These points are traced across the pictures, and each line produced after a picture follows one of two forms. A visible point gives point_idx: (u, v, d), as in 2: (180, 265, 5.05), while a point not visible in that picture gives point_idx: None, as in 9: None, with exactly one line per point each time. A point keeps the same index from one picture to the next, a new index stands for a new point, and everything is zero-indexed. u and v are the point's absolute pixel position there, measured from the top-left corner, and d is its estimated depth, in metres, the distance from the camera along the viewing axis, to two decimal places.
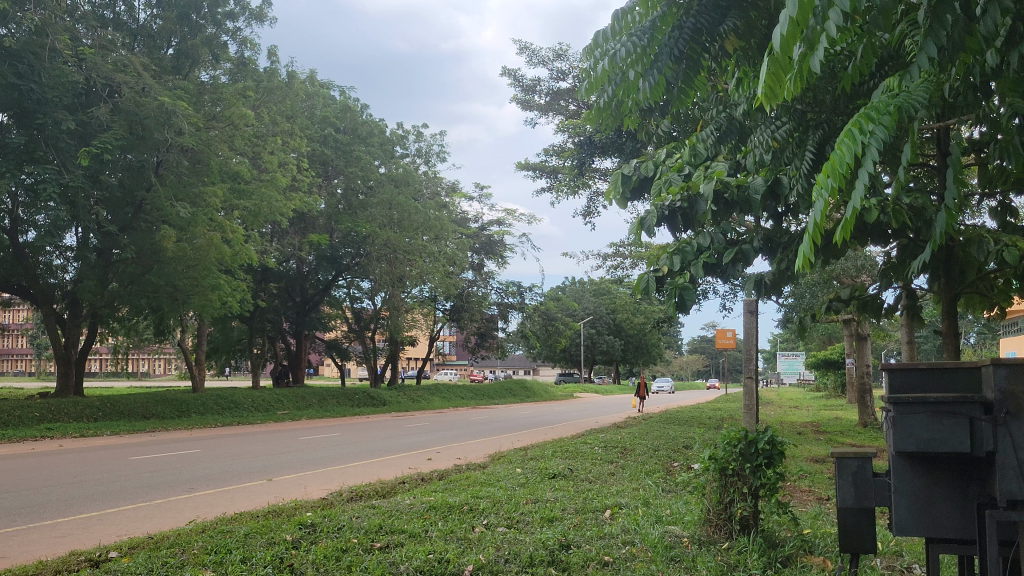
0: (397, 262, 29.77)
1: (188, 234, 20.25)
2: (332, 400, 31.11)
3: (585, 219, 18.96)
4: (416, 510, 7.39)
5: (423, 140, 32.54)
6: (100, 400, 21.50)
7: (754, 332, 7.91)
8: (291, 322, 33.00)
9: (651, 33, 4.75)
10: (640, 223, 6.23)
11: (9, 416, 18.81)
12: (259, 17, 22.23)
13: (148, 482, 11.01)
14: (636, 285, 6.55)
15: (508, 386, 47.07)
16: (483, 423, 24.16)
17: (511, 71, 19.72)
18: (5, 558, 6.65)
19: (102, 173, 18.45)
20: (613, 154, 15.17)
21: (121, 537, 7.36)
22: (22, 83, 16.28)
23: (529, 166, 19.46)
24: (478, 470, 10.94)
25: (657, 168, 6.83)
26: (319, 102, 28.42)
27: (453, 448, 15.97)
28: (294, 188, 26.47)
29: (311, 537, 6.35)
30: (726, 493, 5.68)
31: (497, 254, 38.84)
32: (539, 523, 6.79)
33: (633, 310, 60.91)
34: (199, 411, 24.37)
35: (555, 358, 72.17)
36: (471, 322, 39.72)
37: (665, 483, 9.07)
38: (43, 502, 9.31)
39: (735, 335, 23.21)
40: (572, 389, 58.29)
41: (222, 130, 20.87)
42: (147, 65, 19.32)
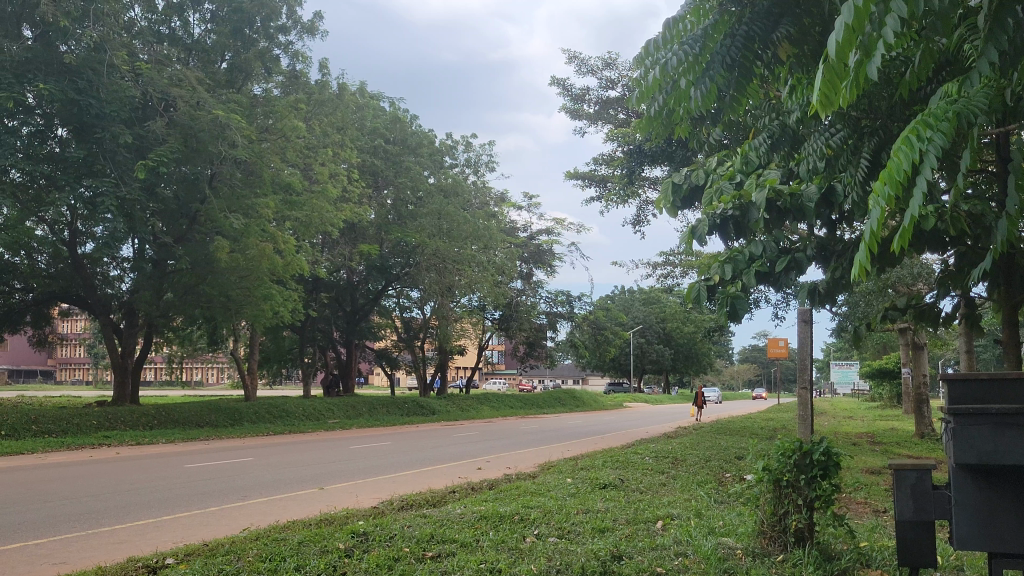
0: (446, 271, 29.89)
1: (241, 245, 20.46)
2: (382, 409, 31.35)
3: (635, 228, 18.87)
4: (468, 520, 7.41)
5: (472, 151, 32.69)
6: (155, 408, 21.87)
7: (809, 341, 7.80)
8: (342, 331, 33.32)
9: (703, 40, 4.78)
10: (690, 233, 6.13)
11: (67, 424, 19.22)
12: (310, 31, 22.53)
13: (203, 490, 11.17)
14: (687, 295, 6.44)
15: (558, 395, 46.99)
16: (533, 433, 24.14)
17: (560, 81, 19.72)
18: (66, 563, 6.81)
19: (158, 185, 18.80)
20: (664, 163, 15.09)
21: (176, 544, 7.46)
22: (82, 99, 16.62)
23: (579, 175, 19.40)
24: (529, 479, 10.92)
25: (708, 177, 6.76)
26: (369, 113, 28.71)
27: (502, 457, 15.96)
28: (345, 199, 26.75)
29: (363, 546, 6.40)
30: (780, 505, 5.59)
31: (546, 264, 38.89)
32: (591, 533, 6.77)
33: (684, 319, 60.62)
34: (252, 419, 24.70)
35: (603, 368, 72.01)
36: (520, 332, 39.74)
37: (717, 493, 9.00)
38: (99, 509, 9.47)
39: (788, 345, 22.91)
40: (621, 399, 58.09)
41: (274, 142, 21.17)
42: (201, 79, 19.72)
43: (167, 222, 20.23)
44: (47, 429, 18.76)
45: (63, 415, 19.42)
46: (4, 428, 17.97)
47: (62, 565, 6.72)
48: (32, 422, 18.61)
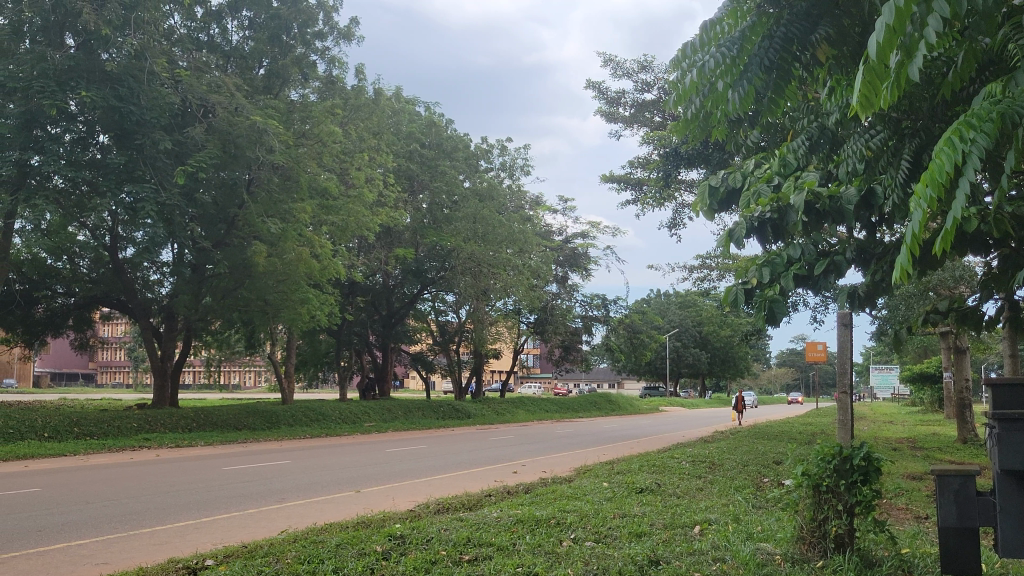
0: (481, 275, 29.98)
1: (278, 249, 20.64)
2: (417, 412, 31.45)
3: (670, 231, 18.80)
4: (504, 523, 7.41)
5: (508, 154, 32.72)
6: (194, 412, 22.12)
7: (848, 345, 7.70)
8: (378, 335, 33.48)
9: (741, 42, 4.87)
10: (728, 235, 6.11)
11: (108, 426, 19.46)
12: (347, 36, 22.68)
13: (242, 492, 11.28)
14: (724, 298, 6.37)
15: (593, 399, 46.84)
16: (569, 437, 24.06)
17: (596, 84, 19.70)
18: (109, 563, 6.92)
19: (197, 191, 19.02)
20: (700, 166, 15.00)
21: (216, 545, 7.56)
22: (123, 106, 16.86)
23: (614, 178, 19.37)
24: (566, 484, 10.90)
25: (745, 179, 6.69)
26: (404, 118, 28.88)
27: (538, 462, 15.94)
28: (381, 203, 26.90)
29: (400, 549, 6.42)
30: (820, 511, 5.53)
31: (582, 267, 38.80)
32: (628, 538, 6.74)
33: (720, 322, 60.16)
34: (289, 422, 24.89)
35: (639, 371, 71.72)
36: (555, 335, 39.70)
37: (755, 499, 8.93)
38: (141, 511, 9.59)
39: (827, 348, 22.66)
40: (658, 403, 57.83)
41: (311, 147, 21.33)
42: (239, 85, 19.91)
43: (206, 227, 20.46)
44: (88, 432, 18.99)
45: (103, 417, 19.68)
46: (47, 431, 18.25)
47: (104, 566, 6.82)
48: (73, 425, 18.86)
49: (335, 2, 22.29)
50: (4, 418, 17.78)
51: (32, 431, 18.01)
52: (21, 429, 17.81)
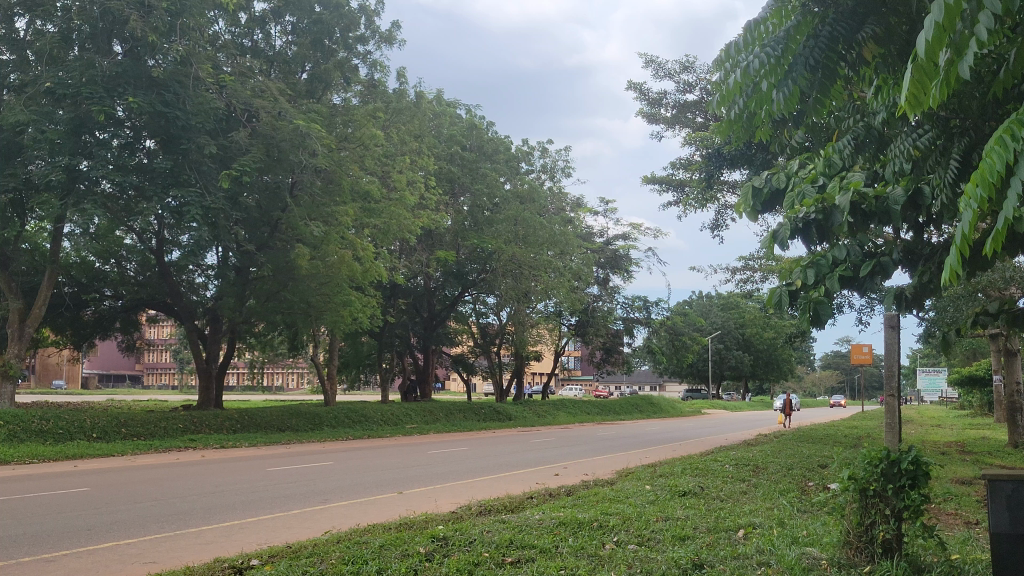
0: (523, 277, 29.99)
1: (321, 252, 20.83)
2: (458, 414, 31.55)
3: (713, 233, 18.69)
4: (546, 526, 7.39)
5: (548, 156, 32.72)
6: (238, 413, 22.38)
7: (895, 348, 7.60)
8: (419, 337, 33.60)
9: (785, 42, 4.96)
10: (771, 237, 6.01)
11: (155, 426, 19.76)
12: (388, 40, 22.82)
13: (286, 493, 11.38)
14: (768, 300, 6.26)
15: (635, 402, 46.65)
16: (610, 440, 23.99)
17: (637, 85, 19.64)
18: (156, 563, 7.02)
19: (241, 194, 19.25)
20: (744, 167, 14.88)
21: (260, 546, 7.64)
22: (169, 111, 17.08)
23: (655, 179, 19.29)
24: (607, 486, 10.89)
25: (789, 180, 6.62)
26: (445, 121, 29.00)
27: (580, 464, 15.94)
28: (423, 205, 27.03)
29: (443, 551, 6.44)
30: (867, 515, 5.44)
31: (623, 269, 38.65)
32: (670, 542, 6.71)
33: (763, 324, 59.60)
34: (331, 424, 25.08)
35: (680, 373, 71.28)
36: (596, 338, 39.63)
37: (800, 503, 8.83)
38: (186, 511, 9.73)
39: (874, 351, 22.35)
40: (701, 406, 57.42)
41: (353, 151, 21.48)
42: (282, 90, 20.12)
43: (250, 230, 20.71)
44: (135, 432, 19.29)
45: (150, 418, 19.97)
46: (95, 431, 18.57)
47: (152, 566, 6.90)
48: (121, 425, 19.15)
49: (377, 6, 22.45)
50: (54, 418, 18.13)
51: (81, 431, 18.34)
52: (70, 429, 18.15)
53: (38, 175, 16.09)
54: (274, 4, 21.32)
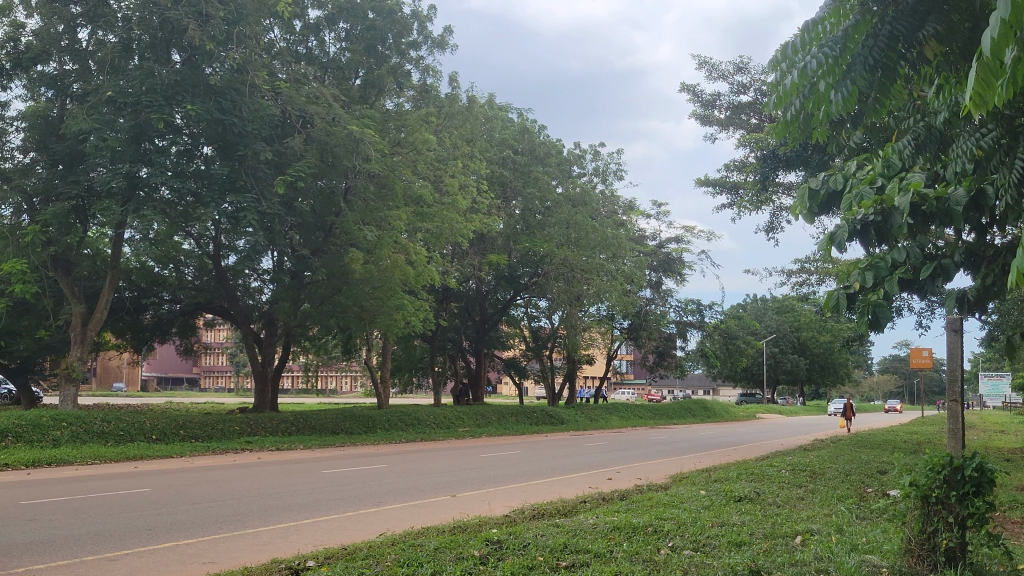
0: (575, 281, 29.92)
1: (375, 256, 20.99)
2: (511, 418, 31.58)
3: (768, 235, 18.49)
4: (600, 530, 7.37)
5: (601, 159, 32.61)
6: (293, 416, 22.65)
7: (959, 352, 7.44)
8: (471, 340, 33.70)
9: (844, 41, 5.12)
10: (829, 239, 5.94)
11: (212, 428, 20.08)
12: (441, 45, 22.94)
13: (341, 495, 11.50)
14: (825, 304, 6.14)
15: (688, 406, 46.26)
16: (664, 444, 23.80)
17: (691, 87, 19.51)
18: (214, 562, 7.13)
19: (296, 200, 19.50)
20: (800, 167, 14.71)
21: (316, 547, 7.73)
22: (226, 118, 17.35)
23: (709, 182, 19.14)
24: (662, 491, 10.80)
25: (847, 181, 6.54)
26: (498, 125, 29.06)
27: (633, 468, 15.84)
28: (475, 209, 27.13)
29: (498, 553, 6.46)
30: (929, 522, 5.32)
31: (676, 272, 38.39)
32: (726, 547, 6.66)
33: (820, 327, 58.73)
34: (385, 427, 25.28)
35: (734, 377, 70.47)
36: (649, 341, 39.38)
37: (858, 509, 8.70)
38: (245, 511, 9.89)
39: (934, 354, 21.84)
40: (756, 410, 56.80)
41: (406, 155, 21.61)
42: (336, 95, 20.37)
43: (305, 234, 20.95)
44: (193, 434, 19.59)
45: (208, 420, 20.29)
46: (155, 433, 18.91)
47: (211, 565, 7.01)
48: (179, 427, 19.50)
49: (429, 11, 22.60)
50: (115, 420, 18.52)
51: (141, 433, 18.69)
52: (130, 431, 18.50)
53: (100, 182, 16.47)
54: (328, 10, 21.59)
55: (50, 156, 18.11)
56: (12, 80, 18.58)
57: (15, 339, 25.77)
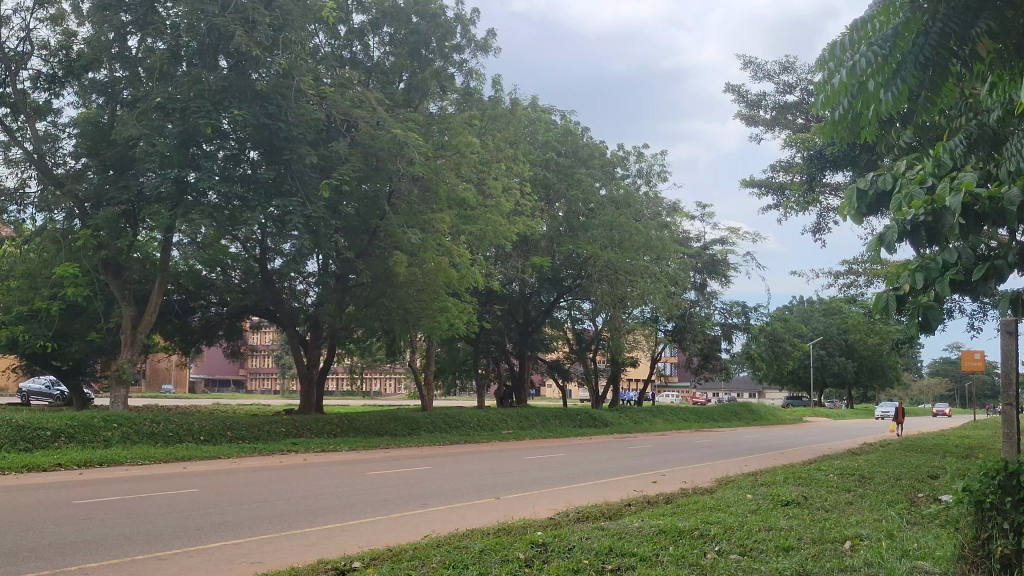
0: (619, 283, 29.90)
1: (418, 259, 21.10)
2: (555, 421, 31.54)
3: (815, 236, 18.29)
4: (646, 534, 7.33)
5: (644, 161, 32.49)
6: (338, 418, 22.82)
7: (1014, 355, 7.30)
8: (515, 342, 33.72)
9: (894, 40, 5.48)
10: (879, 240, 5.85)
11: (259, 430, 20.30)
12: (484, 48, 23.01)
13: (386, 497, 11.56)
14: (874, 305, 6.02)
15: (734, 409, 45.78)
16: (709, 448, 23.62)
17: (736, 87, 19.37)
18: (262, 562, 7.21)
19: (341, 203, 19.64)
20: (847, 168, 14.54)
21: (362, 548, 7.79)
22: (273, 123, 17.52)
23: (755, 182, 18.99)
24: (707, 494, 10.73)
25: (896, 181, 6.39)
26: (541, 127, 29.06)
27: (678, 471, 15.76)
28: (518, 211, 27.17)
29: (543, 556, 6.45)
30: (982, 529, 5.18)
31: (721, 274, 38.11)
32: (774, 552, 6.58)
33: (868, 329, 57.92)
34: (429, 429, 25.37)
35: (781, 379, 69.61)
36: (693, 344, 39.11)
37: (909, 514, 8.57)
38: (293, 512, 10.00)
39: (986, 357, 21.42)
40: (802, 414, 56.14)
41: (449, 158, 21.72)
42: (381, 100, 20.54)
43: (349, 238, 21.09)
44: (240, 436, 19.84)
45: (255, 422, 20.50)
46: (203, 434, 19.15)
47: (259, 565, 7.10)
48: (227, 428, 19.74)
49: (473, 15, 22.68)
50: (164, 421, 18.79)
51: (190, 434, 18.95)
52: (179, 432, 18.74)
53: (149, 186, 16.73)
54: (372, 15, 21.78)
55: (101, 162, 18.43)
56: (64, 87, 18.99)
57: (67, 342, 26.25)
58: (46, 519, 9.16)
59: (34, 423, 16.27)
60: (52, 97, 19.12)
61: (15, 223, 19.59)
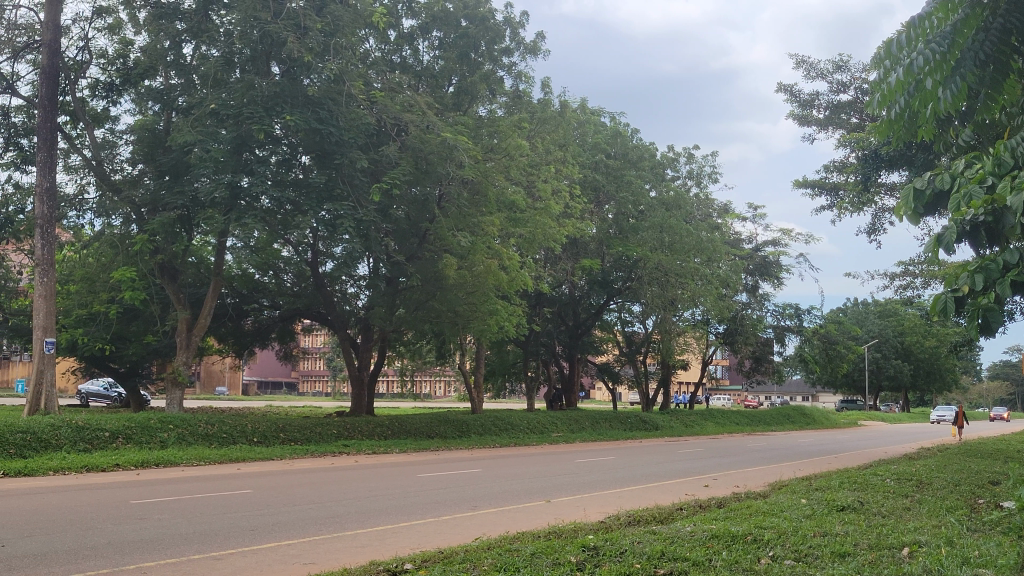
0: (669, 285, 29.92)
1: (468, 262, 21.17)
2: (605, 423, 31.45)
3: (870, 237, 17.99)
4: (698, 538, 7.27)
5: (695, 162, 32.26)
6: (389, 420, 22.98)
7: None
8: (564, 345, 33.68)
9: (951, 37, 5.48)
10: (936, 240, 5.77)
11: (311, 432, 20.50)
12: (533, 51, 23.01)
13: (435, 499, 11.60)
14: (931, 307, 5.90)
15: (786, 412, 45.22)
16: (761, 451, 23.39)
17: (788, 87, 19.15)
18: (314, 563, 7.26)
19: (392, 207, 19.74)
20: (904, 167, 14.31)
21: (413, 550, 7.81)
22: (324, 128, 17.65)
23: (808, 183, 18.75)
24: (760, 499, 10.59)
25: (955, 180, 6.24)
26: (590, 129, 28.97)
27: (731, 475, 15.60)
28: (568, 213, 27.14)
29: (594, 560, 6.42)
30: None
31: (773, 276, 37.69)
32: (830, 558, 6.48)
33: (925, 331, 56.89)
34: (478, 431, 25.43)
35: (835, 381, 68.59)
36: (745, 347, 38.71)
37: (969, 521, 8.38)
38: (344, 514, 10.07)
39: None
40: (857, 417, 55.33)
41: (499, 161, 21.76)
42: (431, 104, 20.67)
43: (400, 241, 21.24)
44: (292, 438, 20.07)
45: (306, 424, 20.71)
46: (256, 436, 19.41)
47: (311, 566, 7.15)
48: (279, 430, 19.97)
49: (522, 17, 22.71)
50: (219, 422, 19.06)
51: (243, 436, 19.18)
52: (233, 433, 19.01)
53: (203, 192, 16.86)
54: (422, 20, 22.02)
55: (157, 168, 18.72)
56: (122, 95, 19.41)
57: (124, 344, 26.78)
58: (104, 519, 9.32)
59: (93, 423, 16.57)
60: (109, 105, 19.53)
61: (74, 228, 20.01)
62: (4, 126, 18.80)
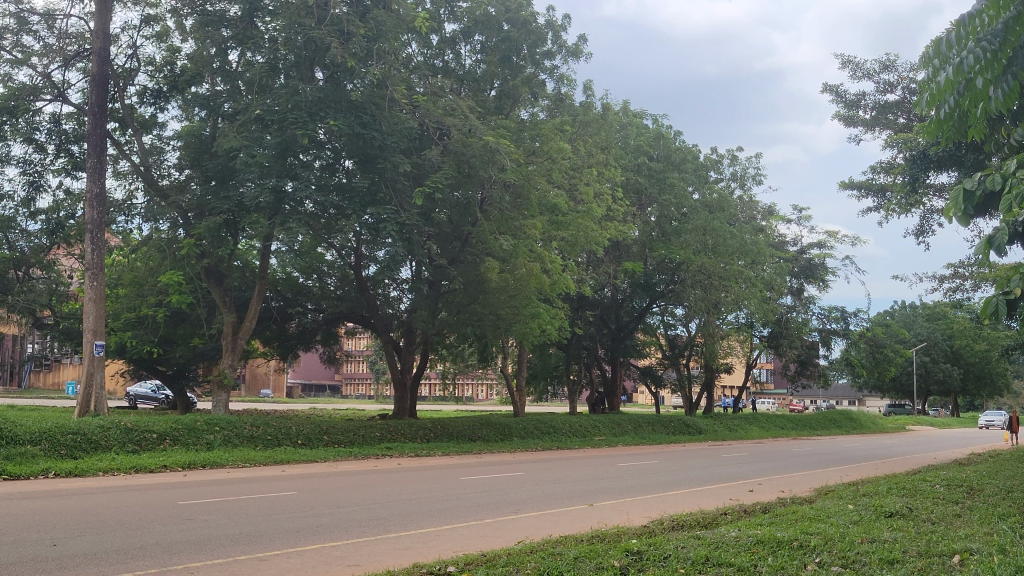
0: (712, 288, 29.70)
1: (510, 265, 21.18)
2: (647, 427, 31.29)
3: (918, 239, 17.71)
4: (743, 544, 7.20)
5: (738, 164, 32.03)
6: (431, 423, 23.05)
7: None
8: (607, 348, 33.58)
9: (1003, 34, 5.32)
10: (988, 242, 5.66)
11: (354, 435, 20.63)
12: (575, 54, 22.99)
13: (477, 502, 11.61)
14: (982, 310, 5.73)
15: (831, 416, 44.66)
16: (807, 455, 23.10)
17: (834, 87, 18.93)
18: (358, 565, 7.30)
19: (434, 210, 19.82)
20: (953, 168, 14.09)
21: (456, 553, 7.82)
22: (367, 132, 17.76)
23: (854, 184, 18.50)
24: (807, 504, 10.46)
25: (1006, 181, 6.12)
26: (632, 132, 28.85)
27: (775, 480, 15.45)
28: (610, 216, 27.05)
29: (638, 564, 6.38)
30: None
31: (818, 278, 37.26)
32: (878, 565, 6.38)
33: (976, 334, 55.90)
34: (520, 434, 25.42)
35: (883, 386, 67.63)
36: (790, 350, 38.32)
37: (1022, 528, 8.20)
38: (387, 516, 10.11)
39: None
40: (905, 422, 54.48)
41: (541, 164, 21.77)
42: (472, 107, 20.72)
43: (442, 244, 21.29)
44: (336, 440, 20.21)
45: (350, 426, 20.85)
46: (301, 438, 19.57)
47: (355, 568, 7.19)
48: (323, 432, 20.11)
49: (564, 21, 22.70)
50: (264, 425, 19.25)
51: (288, 438, 19.34)
52: (278, 435, 19.18)
53: (248, 196, 16.99)
54: (464, 24, 22.13)
55: (203, 173, 18.97)
56: (169, 101, 19.72)
57: (172, 347, 27.15)
58: (153, 519, 9.46)
59: (141, 425, 16.81)
60: (157, 111, 19.88)
61: (123, 233, 20.35)
62: (55, 133, 19.13)
